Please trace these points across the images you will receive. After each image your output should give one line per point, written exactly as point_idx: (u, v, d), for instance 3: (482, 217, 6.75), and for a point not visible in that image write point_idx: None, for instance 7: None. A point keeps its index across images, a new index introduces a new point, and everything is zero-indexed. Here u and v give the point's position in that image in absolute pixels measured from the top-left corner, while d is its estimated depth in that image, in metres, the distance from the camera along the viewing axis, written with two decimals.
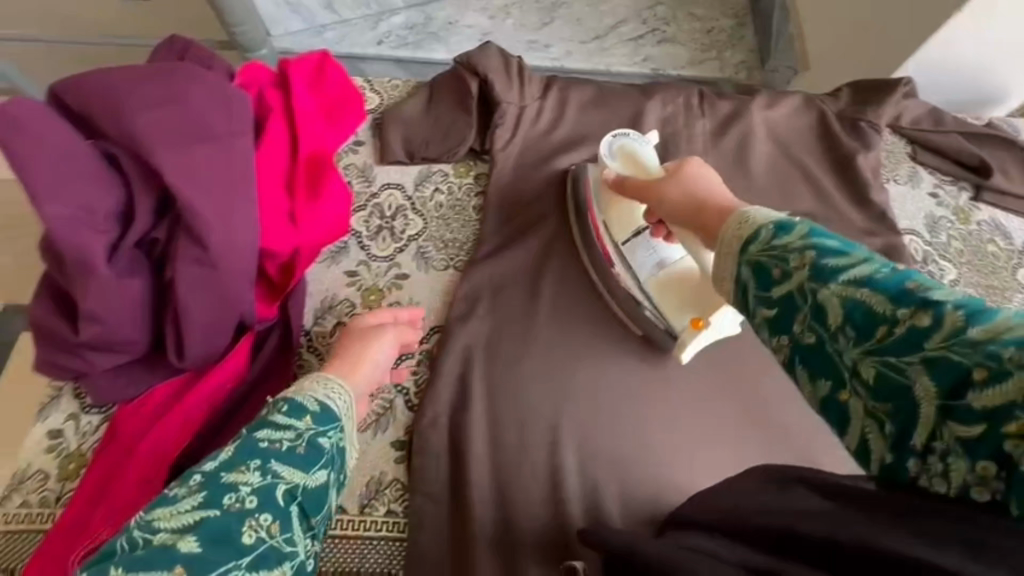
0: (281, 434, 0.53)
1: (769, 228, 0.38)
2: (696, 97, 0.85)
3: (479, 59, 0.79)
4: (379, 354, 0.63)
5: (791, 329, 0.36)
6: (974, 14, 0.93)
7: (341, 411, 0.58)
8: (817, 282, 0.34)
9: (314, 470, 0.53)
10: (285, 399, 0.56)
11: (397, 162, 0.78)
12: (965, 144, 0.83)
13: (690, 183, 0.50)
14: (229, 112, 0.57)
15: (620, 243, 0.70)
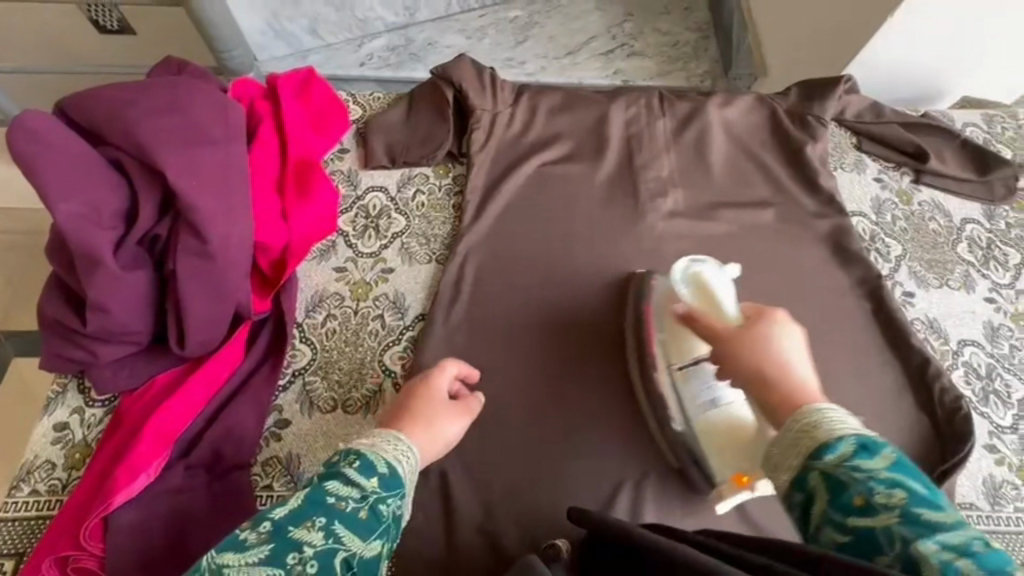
0: (348, 492, 0.52)
1: (850, 445, 0.45)
2: (656, 100, 0.93)
3: (454, 70, 0.85)
4: (448, 431, 0.61)
5: (873, 558, 0.41)
6: (907, 18, 1.02)
7: (407, 476, 0.56)
8: (906, 529, 0.40)
9: (370, 539, 0.51)
10: (359, 453, 0.54)
11: (380, 166, 0.84)
12: (903, 133, 0.91)
13: (763, 339, 0.54)
14: (224, 119, 0.62)
15: (675, 367, 0.69)
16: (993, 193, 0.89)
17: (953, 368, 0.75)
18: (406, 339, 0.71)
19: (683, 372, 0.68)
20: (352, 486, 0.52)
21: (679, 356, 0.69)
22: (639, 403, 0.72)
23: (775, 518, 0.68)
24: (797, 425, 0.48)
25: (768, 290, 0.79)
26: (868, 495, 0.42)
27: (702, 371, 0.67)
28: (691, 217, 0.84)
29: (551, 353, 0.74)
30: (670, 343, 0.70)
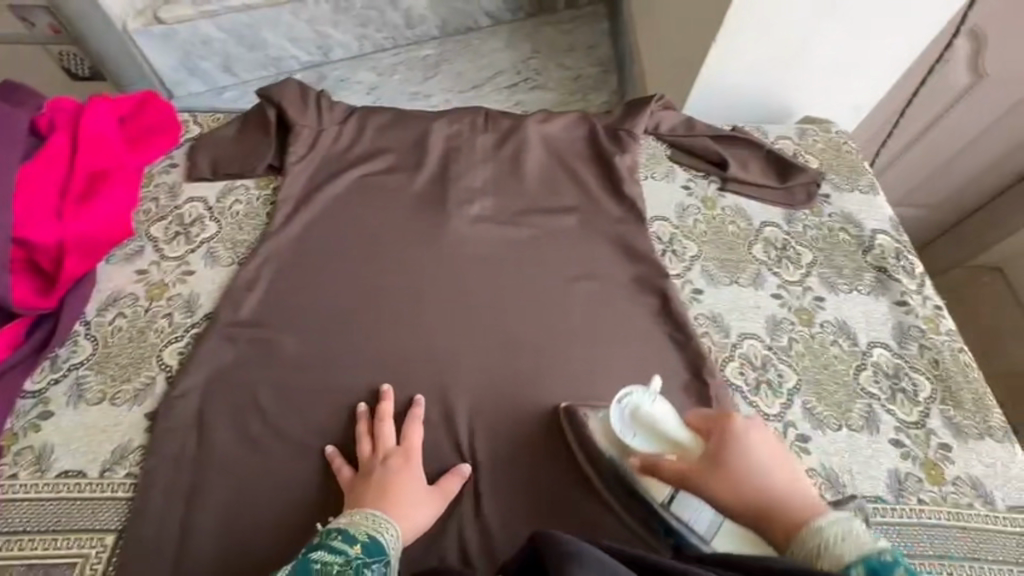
0: (332, 559, 0.55)
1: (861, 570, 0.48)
2: (481, 118, 0.99)
3: (277, 92, 0.92)
4: (417, 510, 0.63)
5: None
6: (722, 54, 1.07)
7: (388, 543, 0.59)
8: None
9: None
10: (338, 529, 0.58)
11: (203, 178, 0.89)
12: (710, 145, 0.96)
13: (750, 458, 0.58)
14: (3, 134, 0.70)
15: (661, 502, 0.68)
16: (793, 199, 0.94)
17: (728, 360, 0.78)
18: (190, 335, 0.74)
19: (670, 505, 0.67)
20: (341, 552, 0.56)
21: (650, 490, 0.68)
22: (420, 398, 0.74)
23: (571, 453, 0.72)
24: (812, 560, 0.51)
25: (560, 288, 0.83)
26: None
27: (682, 499, 0.67)
28: (497, 222, 0.89)
29: (337, 349, 0.76)
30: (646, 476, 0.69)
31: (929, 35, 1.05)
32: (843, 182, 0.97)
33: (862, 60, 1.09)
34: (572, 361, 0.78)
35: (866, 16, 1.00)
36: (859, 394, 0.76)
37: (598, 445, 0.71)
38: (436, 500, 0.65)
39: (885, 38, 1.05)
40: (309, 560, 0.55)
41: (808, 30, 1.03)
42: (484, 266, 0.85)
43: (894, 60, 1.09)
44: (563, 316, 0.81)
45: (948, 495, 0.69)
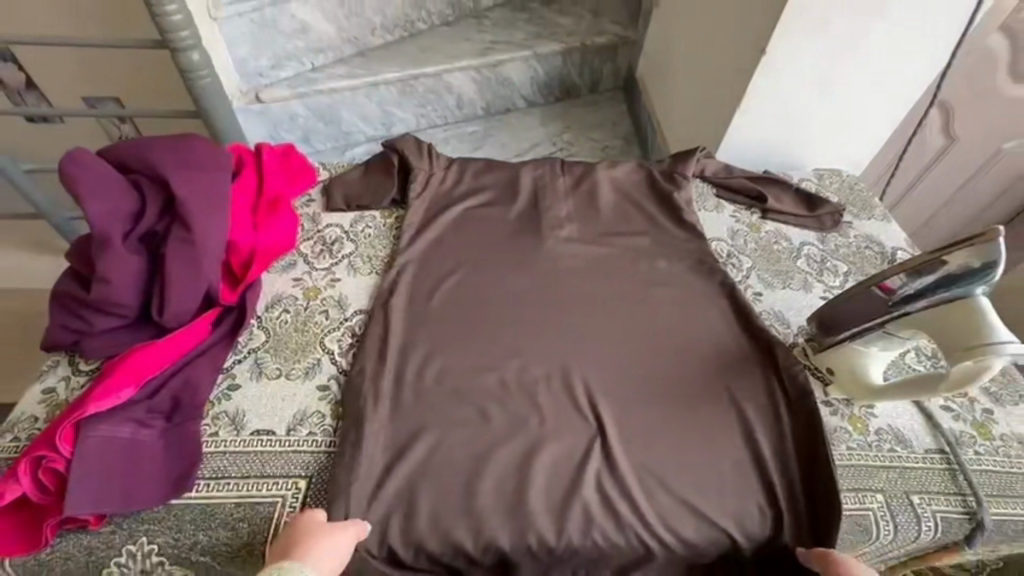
0: None
1: None
2: (558, 165, 1.20)
3: (398, 142, 1.12)
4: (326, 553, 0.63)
5: None
6: (747, 116, 1.31)
7: None
8: None
9: None
10: None
11: (338, 210, 1.07)
12: (749, 183, 1.17)
13: None
14: (219, 156, 0.85)
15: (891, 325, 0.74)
16: (823, 224, 1.13)
17: (794, 345, 0.92)
18: (346, 325, 0.88)
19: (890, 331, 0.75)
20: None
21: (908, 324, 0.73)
22: (547, 377, 0.84)
23: (673, 421, 0.81)
24: None
25: (644, 291, 0.98)
26: None
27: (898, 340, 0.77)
28: (582, 243, 1.06)
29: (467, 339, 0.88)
30: (933, 327, 0.70)
31: (915, 94, 1.29)
32: (860, 211, 1.18)
33: (860, 118, 1.33)
34: (666, 348, 0.90)
35: (864, 77, 1.24)
36: (910, 368, 0.88)
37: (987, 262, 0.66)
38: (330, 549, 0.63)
39: (879, 98, 1.29)
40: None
41: (816, 92, 1.27)
42: (577, 276, 1.01)
43: (887, 116, 1.34)
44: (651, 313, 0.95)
45: (999, 448, 0.80)
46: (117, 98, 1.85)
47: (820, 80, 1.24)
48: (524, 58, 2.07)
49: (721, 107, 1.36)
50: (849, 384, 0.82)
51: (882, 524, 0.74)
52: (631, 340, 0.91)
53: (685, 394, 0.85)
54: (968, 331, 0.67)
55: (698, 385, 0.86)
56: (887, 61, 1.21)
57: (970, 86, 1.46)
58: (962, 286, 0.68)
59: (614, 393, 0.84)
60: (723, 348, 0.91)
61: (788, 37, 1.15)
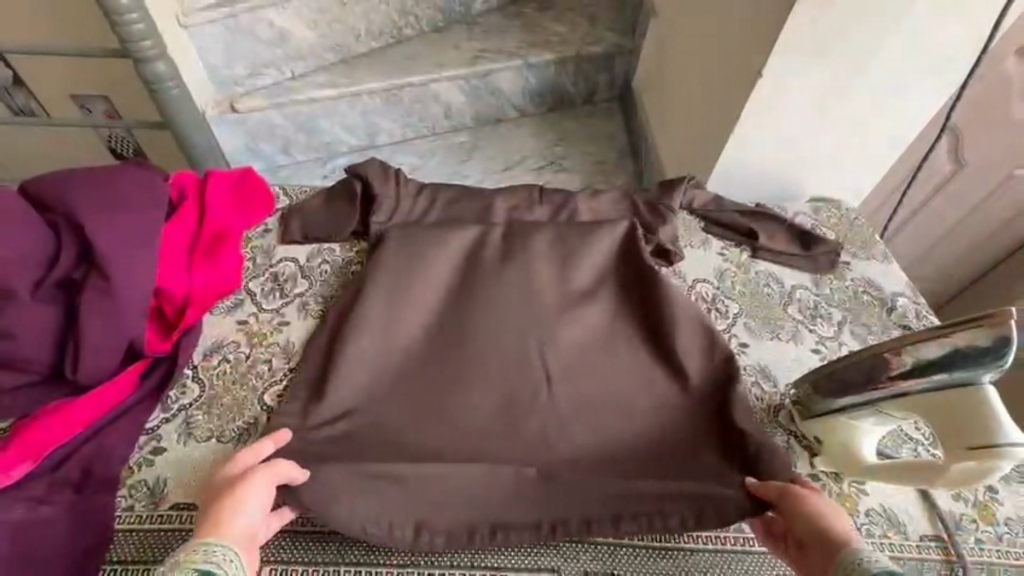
0: None
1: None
2: (536, 193, 1.11)
3: (361, 167, 1.04)
4: (253, 502, 0.65)
5: None
6: (740, 137, 1.22)
7: None
8: None
9: None
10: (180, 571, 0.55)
11: (294, 241, 1.00)
12: (739, 218, 1.09)
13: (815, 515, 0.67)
14: (149, 191, 0.77)
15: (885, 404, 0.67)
16: (818, 265, 1.05)
17: (780, 408, 0.84)
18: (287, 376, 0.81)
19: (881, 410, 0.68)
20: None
21: (899, 407, 0.67)
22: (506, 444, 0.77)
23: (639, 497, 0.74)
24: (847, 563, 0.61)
25: (627, 337, 0.88)
26: None
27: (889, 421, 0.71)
28: None
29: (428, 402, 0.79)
30: (936, 416, 0.64)
31: (922, 120, 1.20)
32: (858, 250, 1.09)
33: (864, 143, 1.24)
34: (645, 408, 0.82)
35: (865, 100, 1.15)
36: (909, 441, 0.80)
37: (1000, 350, 0.59)
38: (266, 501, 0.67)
39: (882, 123, 1.20)
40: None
41: (814, 116, 1.18)
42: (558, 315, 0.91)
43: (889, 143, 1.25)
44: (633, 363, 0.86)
45: (1003, 535, 0.72)
46: (107, 98, 1.74)
47: (824, 102, 1.15)
48: (515, 67, 1.98)
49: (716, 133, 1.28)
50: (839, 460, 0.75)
51: None
52: (605, 397, 0.83)
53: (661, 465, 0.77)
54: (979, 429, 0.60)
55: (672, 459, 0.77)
56: (896, 84, 1.13)
57: (982, 111, 1.37)
58: (967, 371, 0.61)
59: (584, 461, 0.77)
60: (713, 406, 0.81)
61: (784, 57, 1.07)
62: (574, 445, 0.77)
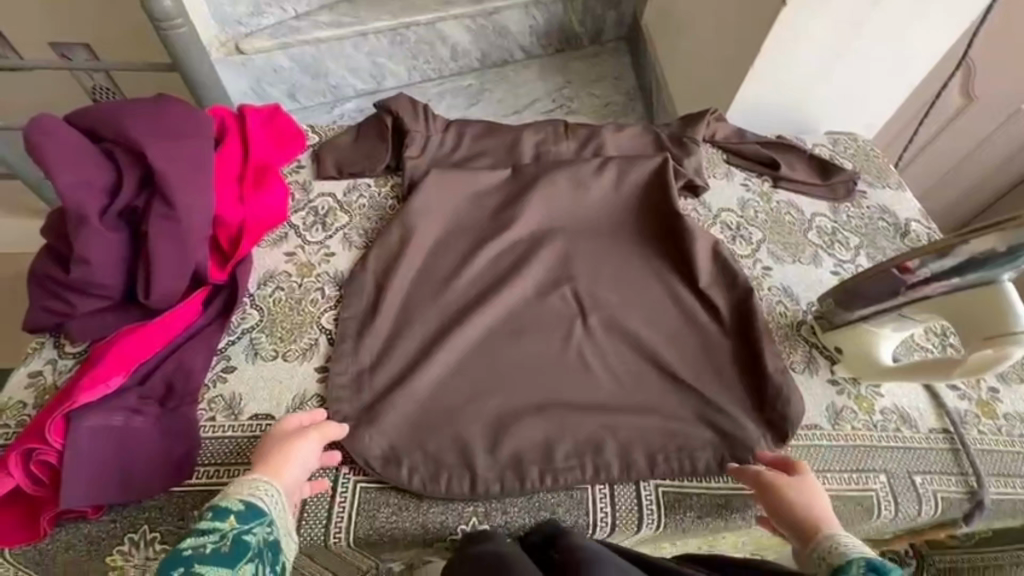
0: (204, 538, 0.54)
1: (862, 564, 0.54)
2: (562, 127, 1.12)
3: (391, 103, 1.05)
4: (301, 454, 0.66)
5: None
6: (765, 68, 1.21)
7: (268, 505, 0.59)
8: None
9: (240, 564, 0.53)
10: (212, 507, 0.57)
11: (330, 177, 1.01)
12: (760, 149, 1.12)
13: (795, 500, 0.65)
14: (198, 122, 0.79)
15: (912, 308, 0.73)
16: (836, 193, 1.09)
17: (804, 323, 0.90)
18: (340, 302, 0.84)
19: (909, 314, 0.74)
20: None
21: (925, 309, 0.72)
22: (553, 356, 0.82)
23: (681, 399, 0.79)
24: (820, 549, 0.59)
25: (657, 262, 0.93)
26: None
27: (910, 325, 0.77)
28: (590, 210, 1.00)
29: (476, 322, 0.84)
30: (960, 314, 0.70)
31: (939, 50, 1.21)
32: (875, 179, 1.13)
33: (880, 74, 1.25)
34: (680, 324, 0.87)
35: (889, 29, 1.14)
36: (921, 349, 0.86)
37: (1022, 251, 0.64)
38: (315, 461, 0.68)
39: (902, 53, 1.20)
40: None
41: (838, 45, 1.17)
42: (590, 244, 0.96)
43: (905, 74, 1.26)
44: (666, 284, 0.91)
45: (1002, 427, 0.80)
46: (89, 44, 1.69)
47: (849, 32, 1.14)
48: (523, 5, 1.93)
49: (732, 65, 1.27)
50: (861, 364, 0.81)
51: (884, 506, 0.74)
52: (641, 314, 0.87)
53: (702, 373, 0.82)
54: (1000, 324, 0.68)
55: (709, 368, 0.82)
56: (919, 12, 1.12)
57: (995, 42, 1.38)
58: (992, 270, 0.66)
59: (633, 370, 0.81)
60: (745, 321, 0.86)
61: None
62: (618, 356, 0.83)
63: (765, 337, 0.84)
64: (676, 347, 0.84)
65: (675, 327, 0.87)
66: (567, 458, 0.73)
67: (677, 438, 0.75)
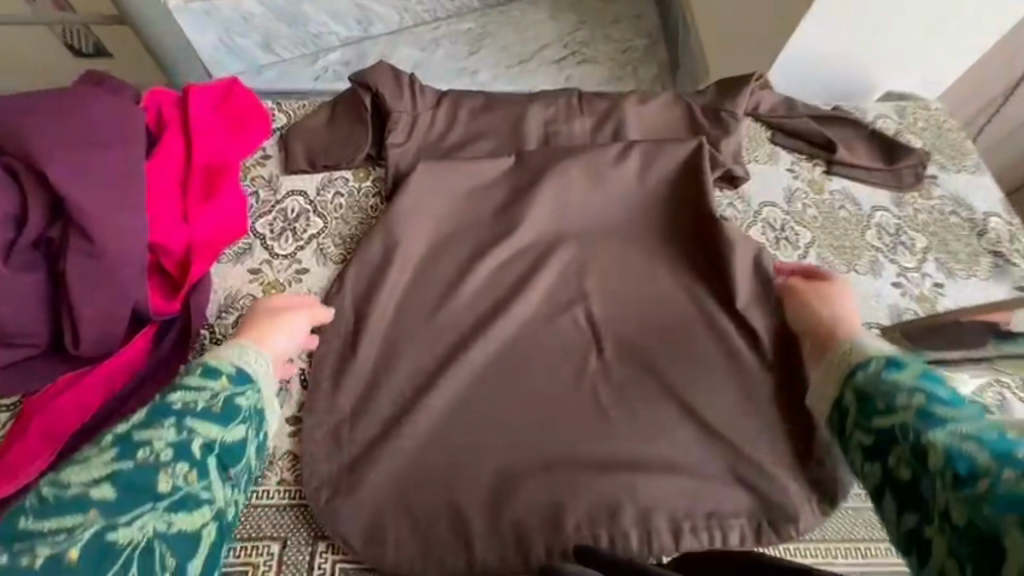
0: (195, 395, 0.57)
1: (882, 362, 0.51)
2: (575, 99, 0.94)
3: (369, 76, 0.87)
4: (294, 326, 0.68)
5: (890, 463, 0.45)
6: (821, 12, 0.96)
7: (257, 373, 0.62)
8: (920, 425, 0.44)
9: (230, 425, 0.57)
10: (201, 365, 0.60)
11: (301, 170, 0.86)
12: (813, 125, 0.93)
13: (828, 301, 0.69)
14: (119, 131, 0.68)
15: None
16: (901, 181, 0.91)
17: None
18: (314, 334, 0.73)
19: None
20: (181, 500, 0.51)
21: None
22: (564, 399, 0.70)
23: (712, 451, 0.68)
24: (840, 351, 0.56)
25: (687, 276, 0.79)
26: (893, 403, 0.47)
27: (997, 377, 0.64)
28: (608, 209, 0.84)
29: (474, 357, 0.72)
30: None
31: None
32: (949, 161, 0.95)
33: (968, 21, 0.99)
34: (713, 354, 0.74)
35: None
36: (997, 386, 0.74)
37: None
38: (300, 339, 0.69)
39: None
40: (129, 433, 0.54)
41: None
42: (607, 252, 0.81)
43: (1000, 21, 1.00)
44: (697, 303, 0.77)
45: None
46: None
47: None
48: None
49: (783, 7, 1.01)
50: None
51: None
52: (668, 343, 0.74)
53: (737, 418, 0.70)
54: None
55: (746, 412, 0.70)
56: None
57: None
58: None
59: (656, 415, 0.70)
60: (790, 352, 0.73)
61: None
62: (639, 398, 0.71)
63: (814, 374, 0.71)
64: (709, 385, 0.72)
65: (707, 359, 0.74)
66: (579, 526, 0.63)
67: (705, 501, 0.65)
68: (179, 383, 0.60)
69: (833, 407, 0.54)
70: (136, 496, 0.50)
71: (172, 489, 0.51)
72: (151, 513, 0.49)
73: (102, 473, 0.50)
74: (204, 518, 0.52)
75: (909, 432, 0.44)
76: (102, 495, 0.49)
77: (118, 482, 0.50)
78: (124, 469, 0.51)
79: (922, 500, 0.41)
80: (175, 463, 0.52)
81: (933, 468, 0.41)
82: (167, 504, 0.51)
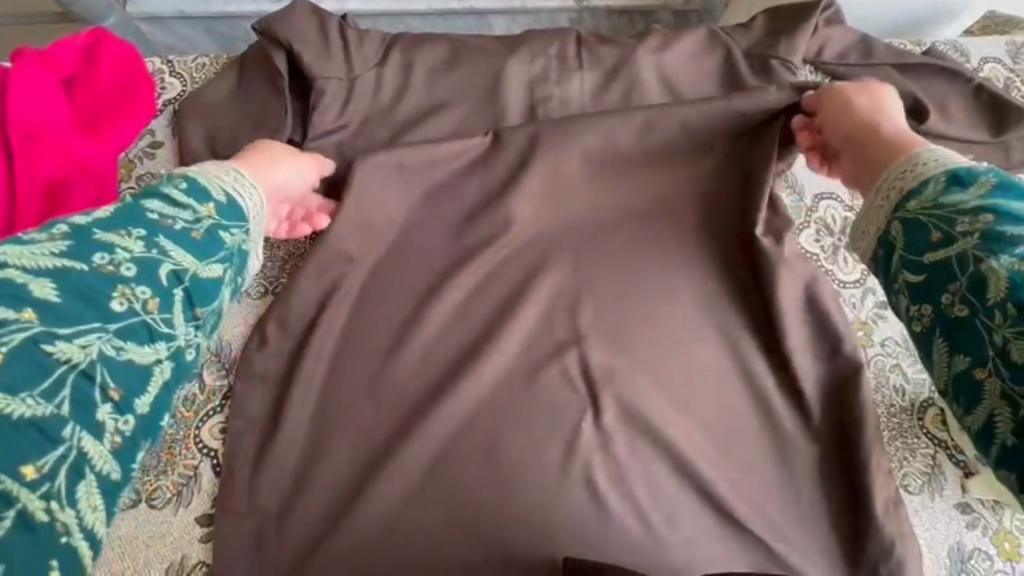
0: (173, 211, 0.44)
1: (942, 180, 0.41)
2: (573, 46, 0.68)
3: (282, 26, 0.62)
4: (294, 169, 0.57)
5: (937, 298, 0.38)
6: None
7: (251, 210, 0.50)
8: (988, 250, 0.36)
9: (207, 259, 0.44)
10: (185, 177, 0.47)
11: (201, 166, 0.64)
12: (899, 79, 0.68)
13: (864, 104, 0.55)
14: None
15: None
16: (1010, 158, 0.68)
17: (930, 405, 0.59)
18: (227, 403, 0.57)
19: None
20: (140, 328, 0.40)
21: None
22: (551, 485, 0.54)
23: (736, 548, 0.54)
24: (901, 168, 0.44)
25: (716, 309, 0.60)
26: (947, 225, 0.39)
27: None
28: (614, 212, 0.63)
29: (435, 430, 0.55)
30: None
31: None
32: None
33: None
34: (745, 417, 0.57)
35: None
36: None
37: None
38: (298, 191, 0.58)
39: None
40: (90, 225, 0.41)
41: None
42: (610, 275, 0.61)
43: None
44: (727, 346, 0.59)
45: None
46: None
47: None
48: None
49: None
50: None
51: None
52: (687, 403, 0.57)
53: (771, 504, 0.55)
54: None
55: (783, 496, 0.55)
56: None
57: None
58: None
59: (669, 502, 0.55)
60: (845, 416, 0.57)
61: None
62: (648, 480, 0.55)
63: (873, 449, 0.55)
64: (738, 459, 0.56)
65: (736, 424, 0.57)
66: None
67: None
68: (156, 186, 0.46)
69: (879, 240, 0.43)
70: (81, 308, 0.38)
71: (126, 312, 0.40)
72: (99, 334, 0.38)
73: (50, 266, 0.38)
74: (157, 355, 0.41)
75: (968, 261, 0.37)
76: (45, 294, 0.37)
77: (63, 283, 0.38)
78: (75, 271, 0.39)
79: (971, 387, 0.36)
80: (136, 284, 0.40)
81: (988, 300, 0.36)
82: (116, 331, 0.39)
